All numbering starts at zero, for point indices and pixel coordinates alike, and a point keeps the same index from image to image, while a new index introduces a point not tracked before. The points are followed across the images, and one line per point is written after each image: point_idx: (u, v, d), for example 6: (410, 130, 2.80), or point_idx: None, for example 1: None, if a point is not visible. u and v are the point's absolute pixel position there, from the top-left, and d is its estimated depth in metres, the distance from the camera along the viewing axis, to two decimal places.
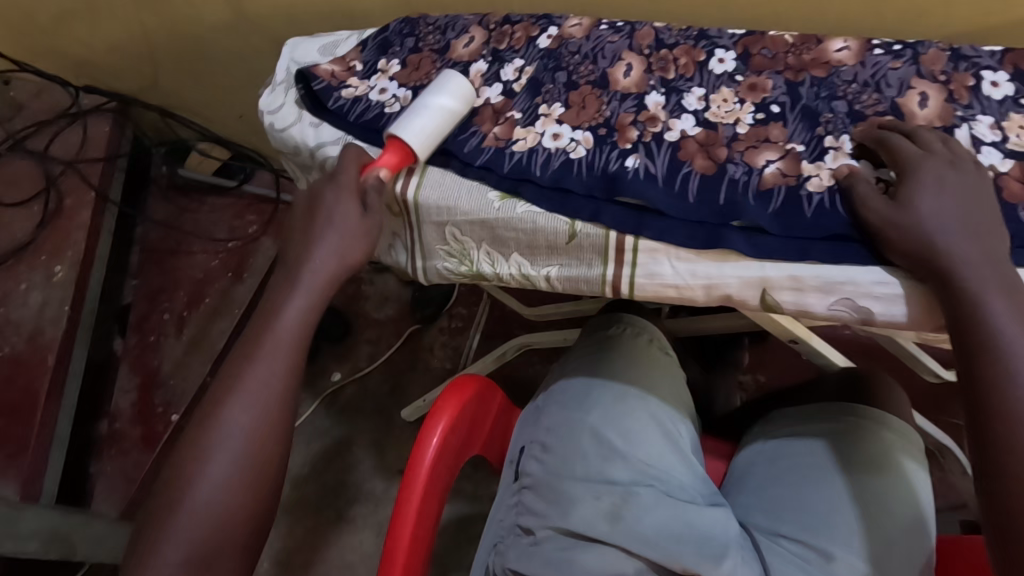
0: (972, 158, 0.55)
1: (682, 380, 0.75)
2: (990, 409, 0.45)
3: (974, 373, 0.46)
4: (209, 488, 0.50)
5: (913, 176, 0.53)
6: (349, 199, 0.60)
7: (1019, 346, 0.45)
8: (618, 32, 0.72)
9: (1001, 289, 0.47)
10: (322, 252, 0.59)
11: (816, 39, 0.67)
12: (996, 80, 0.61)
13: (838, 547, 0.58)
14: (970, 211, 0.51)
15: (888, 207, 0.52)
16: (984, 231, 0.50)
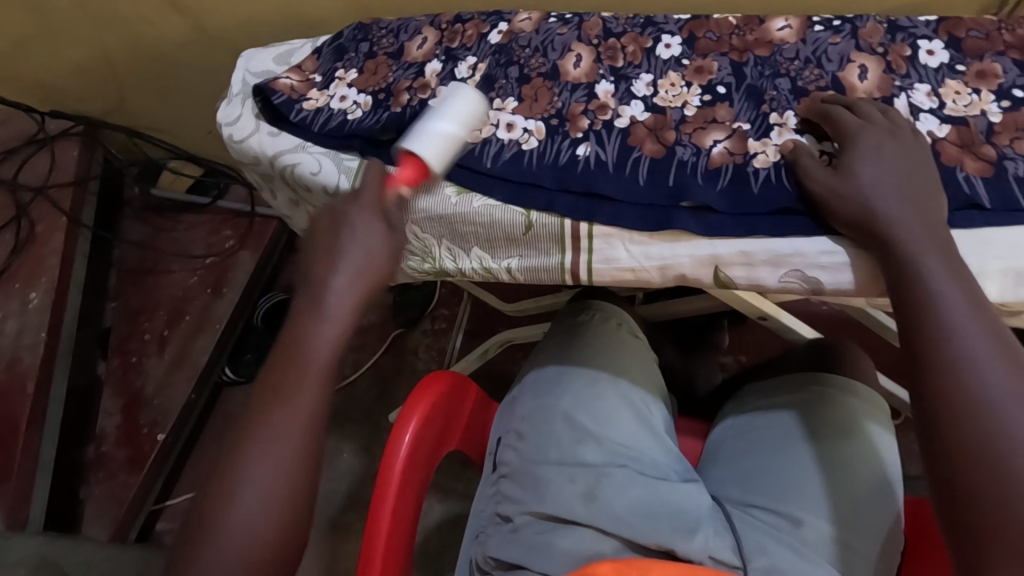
0: (910, 126, 0.56)
1: (653, 361, 0.76)
2: (927, 364, 0.45)
3: (912, 330, 0.47)
4: (247, 513, 0.43)
5: (852, 145, 0.54)
6: (375, 220, 0.55)
7: (955, 300, 0.46)
8: (567, 24, 0.74)
9: (938, 248, 0.48)
10: (343, 277, 0.51)
11: (759, 20, 0.69)
12: (932, 48, 0.62)
13: (807, 512, 0.59)
14: (909, 176, 0.52)
15: (829, 176, 0.53)
16: (922, 194, 0.51)
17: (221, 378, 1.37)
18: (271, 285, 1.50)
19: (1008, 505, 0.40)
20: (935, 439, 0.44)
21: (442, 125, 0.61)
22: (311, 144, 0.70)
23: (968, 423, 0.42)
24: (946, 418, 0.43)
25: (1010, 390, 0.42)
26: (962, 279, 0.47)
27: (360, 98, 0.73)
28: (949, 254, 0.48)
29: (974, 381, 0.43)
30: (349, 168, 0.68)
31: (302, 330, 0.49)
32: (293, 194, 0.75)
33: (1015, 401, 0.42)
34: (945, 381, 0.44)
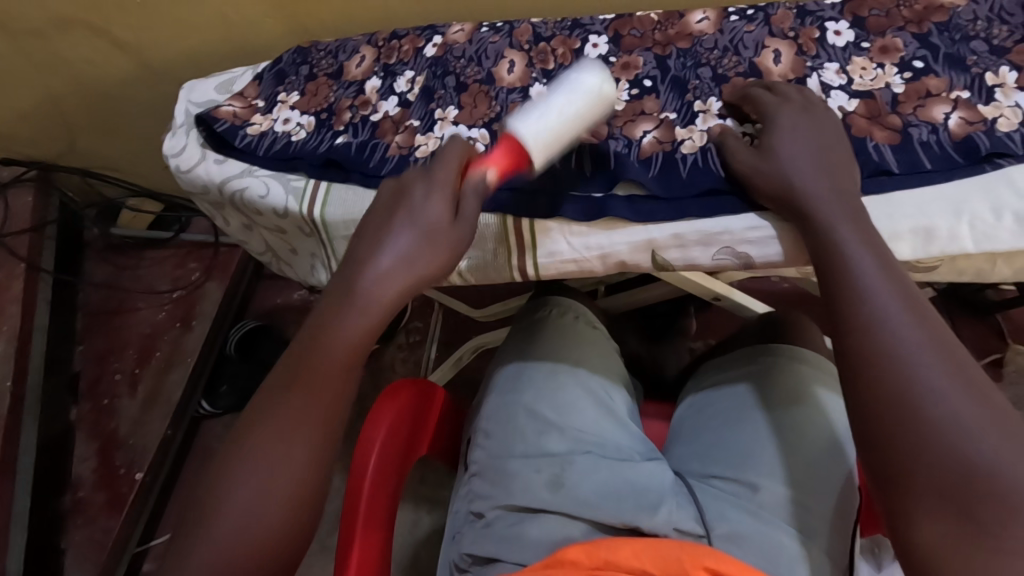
0: (821, 101, 0.59)
1: (612, 349, 0.78)
2: (847, 322, 0.46)
3: (830, 294, 0.49)
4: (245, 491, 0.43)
5: (769, 124, 0.58)
6: (441, 201, 0.54)
7: (865, 262, 0.48)
8: (498, 32, 0.76)
9: (849, 215, 0.51)
10: (391, 258, 0.52)
11: (678, 15, 0.72)
12: (838, 29, 0.66)
13: (763, 477, 0.62)
14: (825, 150, 0.55)
15: (747, 155, 0.57)
16: (834, 164, 0.54)
17: (198, 411, 1.33)
18: (241, 315, 1.47)
19: (922, 443, 0.40)
20: (856, 393, 0.45)
21: (564, 112, 0.55)
22: (257, 168, 0.71)
23: (885, 372, 0.43)
24: (863, 369, 0.44)
25: (920, 339, 0.44)
26: (871, 243, 0.49)
27: (303, 120, 0.75)
28: (858, 218, 0.51)
29: (885, 332, 0.44)
30: (296, 188, 0.69)
31: (305, 348, 0.49)
32: (244, 219, 0.76)
33: (926, 346, 0.43)
34: (860, 335, 0.45)
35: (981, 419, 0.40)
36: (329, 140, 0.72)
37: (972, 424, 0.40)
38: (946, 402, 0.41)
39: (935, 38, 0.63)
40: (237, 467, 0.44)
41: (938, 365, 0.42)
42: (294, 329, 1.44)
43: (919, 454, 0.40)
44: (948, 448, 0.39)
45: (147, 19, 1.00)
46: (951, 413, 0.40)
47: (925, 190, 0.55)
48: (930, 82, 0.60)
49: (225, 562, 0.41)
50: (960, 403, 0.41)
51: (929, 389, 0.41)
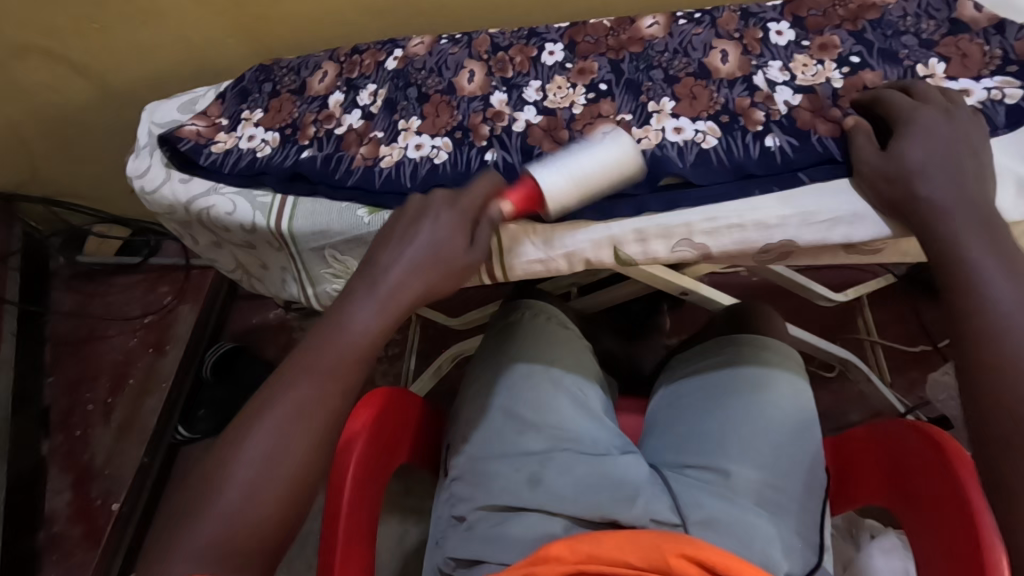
0: (968, 106, 0.57)
1: (585, 347, 0.80)
2: (970, 338, 0.45)
3: (950, 305, 0.47)
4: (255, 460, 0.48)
5: (907, 127, 0.55)
6: (458, 229, 0.57)
7: (990, 270, 0.47)
8: (457, 44, 0.78)
9: (974, 221, 0.49)
10: (400, 271, 0.56)
11: (629, 21, 0.75)
12: (780, 29, 0.70)
13: (733, 462, 0.63)
14: (952, 153, 0.53)
15: (878, 163, 0.55)
16: (960, 159, 0.53)
17: (175, 438, 1.30)
18: (216, 339, 1.44)
19: None
20: (974, 410, 0.44)
21: (587, 168, 0.57)
22: (223, 185, 0.72)
23: (1009, 389, 0.42)
24: (984, 382, 0.44)
25: None
26: (1002, 254, 0.47)
27: (268, 136, 0.75)
28: (988, 223, 0.49)
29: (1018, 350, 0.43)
30: (263, 204, 0.69)
31: (305, 361, 0.52)
32: (213, 237, 0.76)
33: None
34: (985, 351, 0.44)
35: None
36: (295, 155, 0.72)
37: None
38: None
39: (869, 35, 0.67)
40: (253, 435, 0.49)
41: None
42: (271, 349, 1.40)
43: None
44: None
45: (107, 44, 0.99)
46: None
47: None
48: (866, 76, 0.64)
49: (234, 521, 0.46)
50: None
51: None
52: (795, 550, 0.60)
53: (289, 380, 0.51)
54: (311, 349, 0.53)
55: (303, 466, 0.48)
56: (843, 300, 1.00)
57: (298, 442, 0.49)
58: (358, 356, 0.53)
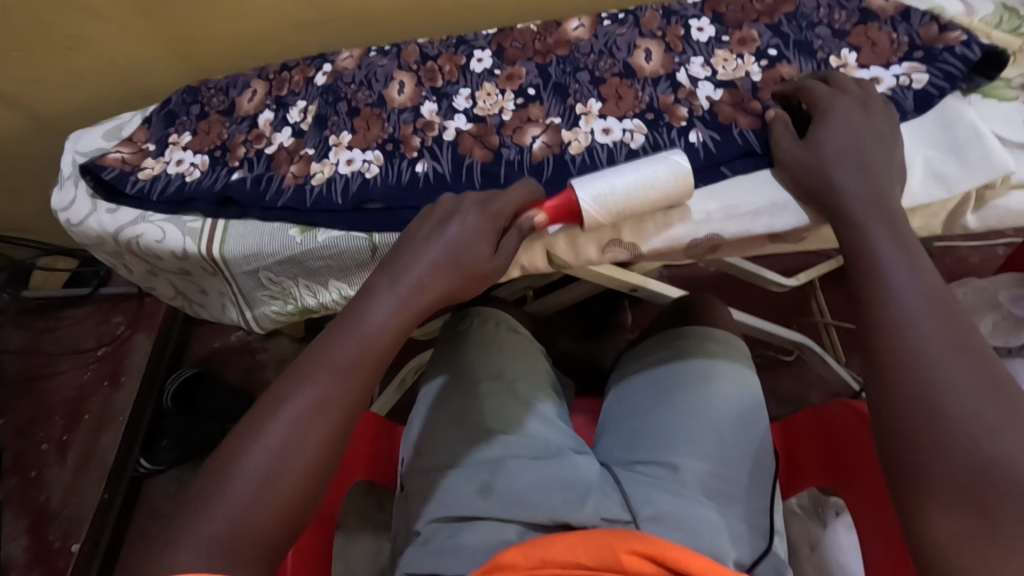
0: (882, 98, 0.58)
1: (537, 351, 0.80)
2: (873, 323, 0.45)
3: (857, 293, 0.47)
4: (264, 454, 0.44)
5: (824, 116, 0.56)
6: (485, 235, 0.55)
7: (893, 257, 0.47)
8: (386, 56, 0.77)
9: (875, 210, 0.50)
10: (422, 271, 0.53)
11: (555, 24, 0.75)
12: (701, 26, 0.71)
13: (682, 455, 0.64)
14: (864, 147, 0.54)
15: (797, 151, 0.56)
16: (868, 154, 0.54)
17: (137, 471, 1.24)
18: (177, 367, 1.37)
19: (941, 437, 0.39)
20: (873, 390, 0.43)
21: (633, 181, 0.56)
22: (151, 213, 0.70)
23: (903, 371, 0.42)
24: (880, 363, 0.43)
25: (943, 338, 0.42)
26: (904, 245, 0.48)
27: (197, 159, 0.74)
28: (891, 215, 0.50)
29: (909, 324, 0.43)
30: (193, 229, 0.68)
31: (311, 365, 0.48)
32: (147, 266, 0.74)
33: (942, 337, 0.42)
34: (886, 335, 0.43)
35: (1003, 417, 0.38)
36: (225, 177, 0.71)
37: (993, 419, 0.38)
38: (966, 400, 0.39)
39: (785, 28, 0.68)
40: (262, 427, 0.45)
41: (965, 361, 0.41)
42: (233, 373, 1.34)
43: (933, 446, 0.39)
44: (967, 444, 0.38)
45: (30, 74, 0.96)
46: (966, 407, 0.39)
47: None
48: (783, 69, 0.65)
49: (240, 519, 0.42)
50: (978, 398, 0.39)
51: (945, 387, 0.40)
52: (744, 538, 0.61)
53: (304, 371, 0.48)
54: (314, 357, 0.49)
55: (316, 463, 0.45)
56: (793, 285, 1.01)
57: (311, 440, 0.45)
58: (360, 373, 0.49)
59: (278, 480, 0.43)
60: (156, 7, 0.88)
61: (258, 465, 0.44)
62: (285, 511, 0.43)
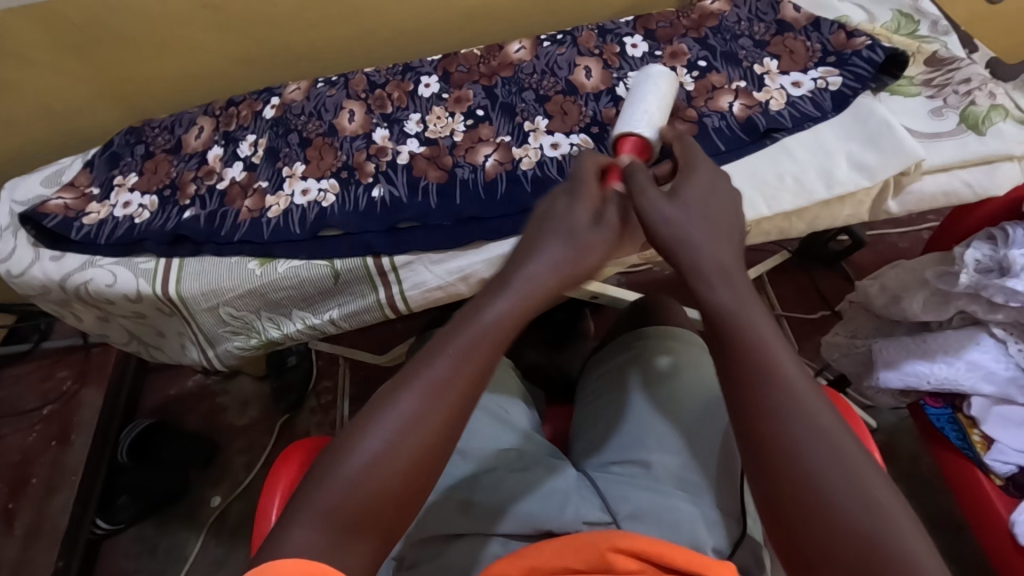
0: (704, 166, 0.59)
1: (504, 364, 0.81)
2: (749, 386, 0.43)
3: (728, 349, 0.45)
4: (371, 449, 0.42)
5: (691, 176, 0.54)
6: (586, 208, 0.54)
7: (749, 308, 0.46)
8: (334, 86, 0.78)
9: (717, 274, 0.47)
10: (540, 264, 0.51)
11: (497, 48, 0.78)
12: (634, 42, 0.75)
13: (653, 454, 0.66)
14: (713, 209, 0.52)
15: (666, 207, 0.51)
16: (714, 218, 0.51)
17: (94, 533, 1.15)
18: (132, 416, 1.30)
19: (829, 516, 0.39)
20: (761, 462, 0.42)
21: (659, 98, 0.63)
22: (100, 257, 0.68)
23: (786, 444, 0.41)
24: (764, 433, 0.42)
25: (808, 402, 0.42)
26: (749, 293, 0.47)
27: (145, 200, 0.73)
28: (725, 270, 0.48)
29: (784, 414, 0.42)
30: (146, 270, 0.67)
31: (430, 353, 0.46)
32: (98, 313, 0.71)
33: (808, 401, 0.42)
34: (765, 401, 0.42)
35: (874, 507, 0.39)
36: (176, 216, 0.70)
37: (869, 510, 0.39)
38: (844, 473, 0.40)
39: (711, 41, 0.74)
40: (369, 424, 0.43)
41: (833, 447, 0.41)
42: (193, 419, 1.29)
43: (828, 539, 0.39)
44: (849, 520, 0.39)
45: None
46: (842, 495, 0.39)
47: (752, 159, 0.63)
48: (713, 78, 0.70)
49: (343, 513, 0.40)
50: (846, 467, 0.40)
51: (819, 459, 0.40)
52: (721, 525, 0.62)
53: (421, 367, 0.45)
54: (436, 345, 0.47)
55: (421, 462, 0.43)
56: None
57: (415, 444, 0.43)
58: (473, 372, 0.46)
59: (353, 507, 0.41)
60: (93, 51, 0.87)
61: (354, 470, 0.41)
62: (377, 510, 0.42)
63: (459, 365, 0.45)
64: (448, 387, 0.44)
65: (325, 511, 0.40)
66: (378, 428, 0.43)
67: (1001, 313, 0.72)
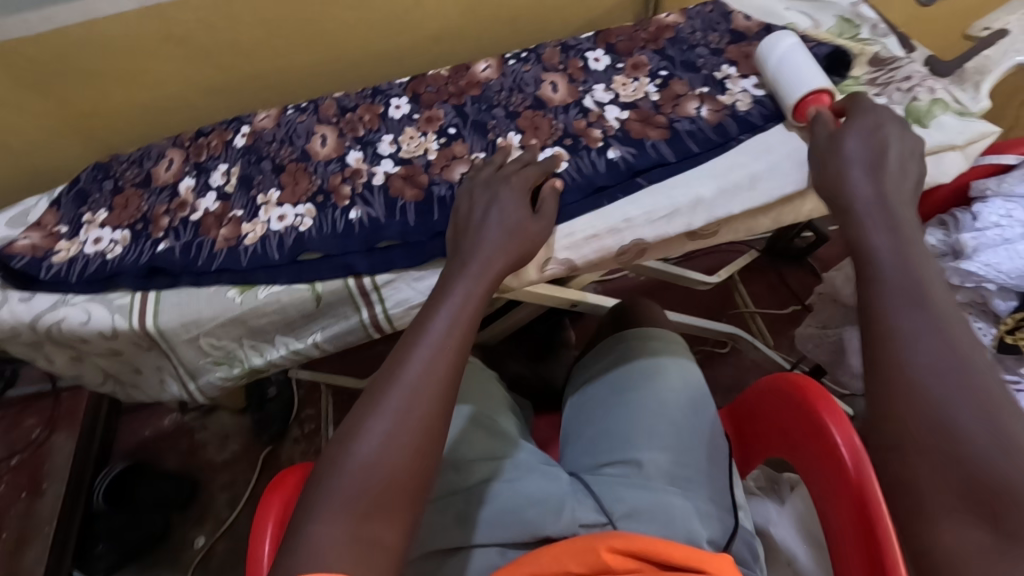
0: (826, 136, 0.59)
1: (488, 376, 0.81)
2: (872, 334, 0.43)
3: (863, 301, 0.45)
4: (369, 447, 0.44)
5: (851, 125, 0.59)
6: (521, 202, 0.60)
7: (888, 250, 0.47)
8: (304, 112, 0.79)
9: (880, 210, 0.51)
10: (482, 256, 0.55)
11: (464, 68, 0.80)
12: (596, 57, 0.78)
13: (643, 451, 0.67)
14: (882, 158, 0.55)
15: (857, 180, 0.54)
16: (884, 165, 0.54)
17: None
18: (107, 460, 1.25)
19: (947, 447, 0.37)
20: (878, 393, 0.41)
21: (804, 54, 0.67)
22: (72, 296, 0.67)
23: (906, 374, 0.40)
24: (885, 360, 0.42)
25: (936, 334, 0.41)
26: (892, 229, 0.49)
27: (117, 235, 0.72)
28: (881, 213, 0.50)
29: (914, 343, 0.41)
30: (121, 306, 0.66)
31: (402, 351, 0.49)
32: (72, 353, 0.70)
33: (938, 336, 0.41)
34: (881, 343, 0.42)
35: (1009, 448, 0.36)
36: (150, 249, 0.69)
37: (996, 439, 0.36)
38: (970, 400, 0.38)
39: (669, 52, 0.77)
40: (359, 428, 0.45)
41: (974, 380, 0.38)
42: (173, 458, 1.25)
43: (935, 470, 0.37)
44: (971, 454, 0.36)
45: None
46: (971, 428, 0.37)
47: (718, 161, 0.66)
48: (676, 86, 0.73)
49: (349, 516, 0.41)
50: (967, 399, 0.38)
51: (949, 395, 0.38)
52: (712, 517, 0.64)
53: (397, 365, 0.48)
54: (407, 341, 0.50)
55: (416, 453, 0.45)
56: (718, 280, 1.09)
57: (408, 437, 0.45)
58: (448, 362, 0.48)
59: (358, 501, 0.42)
60: (54, 88, 0.85)
61: (355, 470, 0.43)
62: (384, 504, 0.43)
63: (432, 360, 0.48)
64: (422, 388, 0.46)
65: (333, 517, 0.41)
66: (370, 428, 0.45)
67: (959, 294, 0.75)
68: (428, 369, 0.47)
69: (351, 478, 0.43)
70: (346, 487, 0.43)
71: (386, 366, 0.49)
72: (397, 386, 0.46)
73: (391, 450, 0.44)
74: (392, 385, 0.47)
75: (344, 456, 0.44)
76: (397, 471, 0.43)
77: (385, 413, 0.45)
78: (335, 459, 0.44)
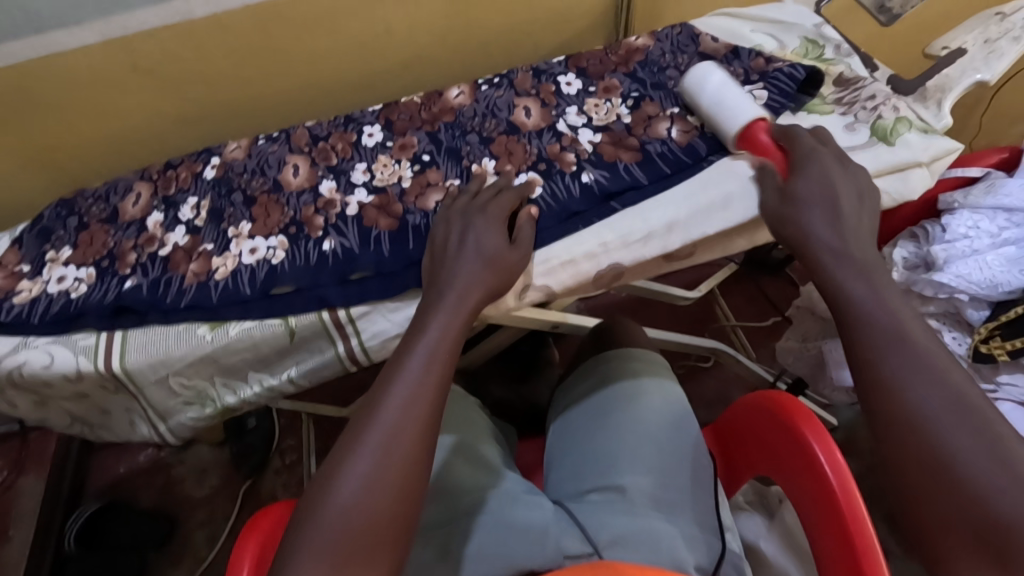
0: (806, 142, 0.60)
1: (470, 403, 0.79)
2: (865, 384, 0.42)
3: (850, 351, 0.44)
4: (350, 491, 0.42)
5: (804, 164, 0.58)
6: (497, 230, 0.60)
7: (871, 300, 0.45)
8: (276, 142, 0.78)
9: (843, 261, 0.49)
10: (459, 287, 0.54)
11: (437, 94, 0.80)
12: (568, 80, 0.78)
13: (629, 475, 0.66)
14: (843, 201, 0.54)
15: (820, 229, 0.52)
16: (843, 206, 0.53)
17: None
18: (78, 501, 1.20)
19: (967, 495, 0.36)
20: (891, 451, 0.40)
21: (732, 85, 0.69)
22: (33, 338, 0.65)
23: (915, 425, 0.39)
24: (882, 407, 0.40)
25: (933, 373, 0.40)
26: (865, 273, 0.47)
27: (82, 273, 0.69)
28: (842, 256, 0.49)
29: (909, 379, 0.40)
30: (86, 347, 0.63)
31: (382, 387, 0.47)
32: (34, 397, 0.67)
33: (929, 373, 0.40)
34: (886, 398, 0.40)
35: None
36: (116, 287, 0.67)
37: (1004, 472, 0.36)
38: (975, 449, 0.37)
39: (640, 75, 0.78)
40: (337, 471, 0.43)
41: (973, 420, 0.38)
42: (148, 496, 1.21)
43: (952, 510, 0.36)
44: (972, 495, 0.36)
45: None
46: (991, 479, 0.36)
47: (689, 182, 0.67)
48: (648, 107, 0.74)
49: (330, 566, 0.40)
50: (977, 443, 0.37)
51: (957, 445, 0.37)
52: (699, 540, 0.63)
53: (377, 404, 0.46)
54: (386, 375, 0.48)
55: (397, 496, 0.43)
56: (699, 296, 1.09)
57: (388, 480, 0.43)
58: (428, 398, 0.46)
59: (340, 548, 0.40)
60: (18, 122, 0.84)
61: (336, 516, 0.41)
62: (365, 552, 0.41)
63: (411, 396, 0.46)
64: (403, 428, 0.45)
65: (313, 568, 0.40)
66: (351, 470, 0.43)
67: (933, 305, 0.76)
68: (408, 407, 0.46)
69: (331, 526, 0.41)
70: (327, 535, 0.41)
71: (365, 403, 0.47)
72: (376, 425, 0.45)
73: (372, 496, 0.42)
74: (371, 424, 0.45)
75: (325, 501, 0.42)
76: (378, 516, 0.42)
77: (366, 454, 0.44)
78: (315, 505, 0.42)
